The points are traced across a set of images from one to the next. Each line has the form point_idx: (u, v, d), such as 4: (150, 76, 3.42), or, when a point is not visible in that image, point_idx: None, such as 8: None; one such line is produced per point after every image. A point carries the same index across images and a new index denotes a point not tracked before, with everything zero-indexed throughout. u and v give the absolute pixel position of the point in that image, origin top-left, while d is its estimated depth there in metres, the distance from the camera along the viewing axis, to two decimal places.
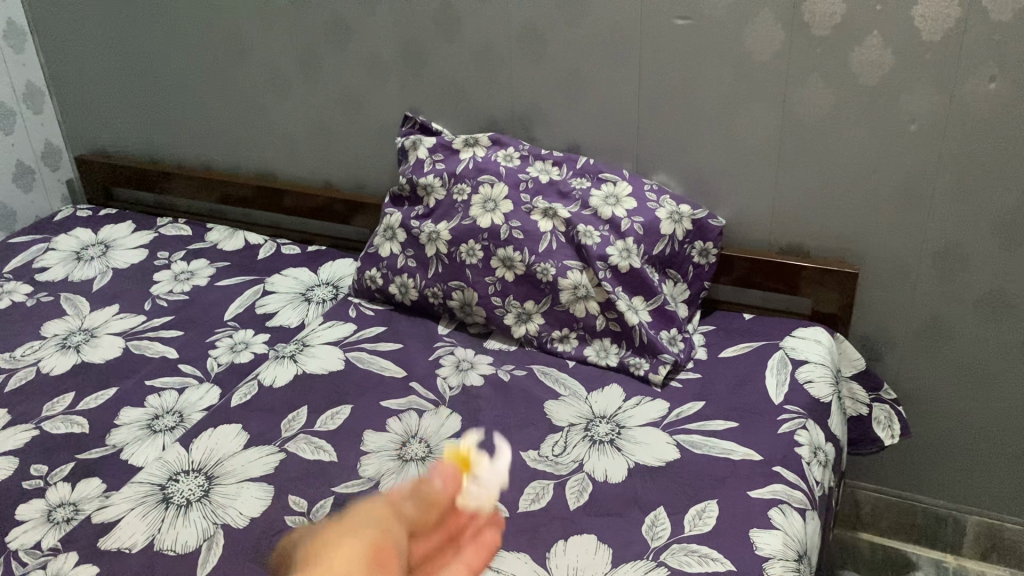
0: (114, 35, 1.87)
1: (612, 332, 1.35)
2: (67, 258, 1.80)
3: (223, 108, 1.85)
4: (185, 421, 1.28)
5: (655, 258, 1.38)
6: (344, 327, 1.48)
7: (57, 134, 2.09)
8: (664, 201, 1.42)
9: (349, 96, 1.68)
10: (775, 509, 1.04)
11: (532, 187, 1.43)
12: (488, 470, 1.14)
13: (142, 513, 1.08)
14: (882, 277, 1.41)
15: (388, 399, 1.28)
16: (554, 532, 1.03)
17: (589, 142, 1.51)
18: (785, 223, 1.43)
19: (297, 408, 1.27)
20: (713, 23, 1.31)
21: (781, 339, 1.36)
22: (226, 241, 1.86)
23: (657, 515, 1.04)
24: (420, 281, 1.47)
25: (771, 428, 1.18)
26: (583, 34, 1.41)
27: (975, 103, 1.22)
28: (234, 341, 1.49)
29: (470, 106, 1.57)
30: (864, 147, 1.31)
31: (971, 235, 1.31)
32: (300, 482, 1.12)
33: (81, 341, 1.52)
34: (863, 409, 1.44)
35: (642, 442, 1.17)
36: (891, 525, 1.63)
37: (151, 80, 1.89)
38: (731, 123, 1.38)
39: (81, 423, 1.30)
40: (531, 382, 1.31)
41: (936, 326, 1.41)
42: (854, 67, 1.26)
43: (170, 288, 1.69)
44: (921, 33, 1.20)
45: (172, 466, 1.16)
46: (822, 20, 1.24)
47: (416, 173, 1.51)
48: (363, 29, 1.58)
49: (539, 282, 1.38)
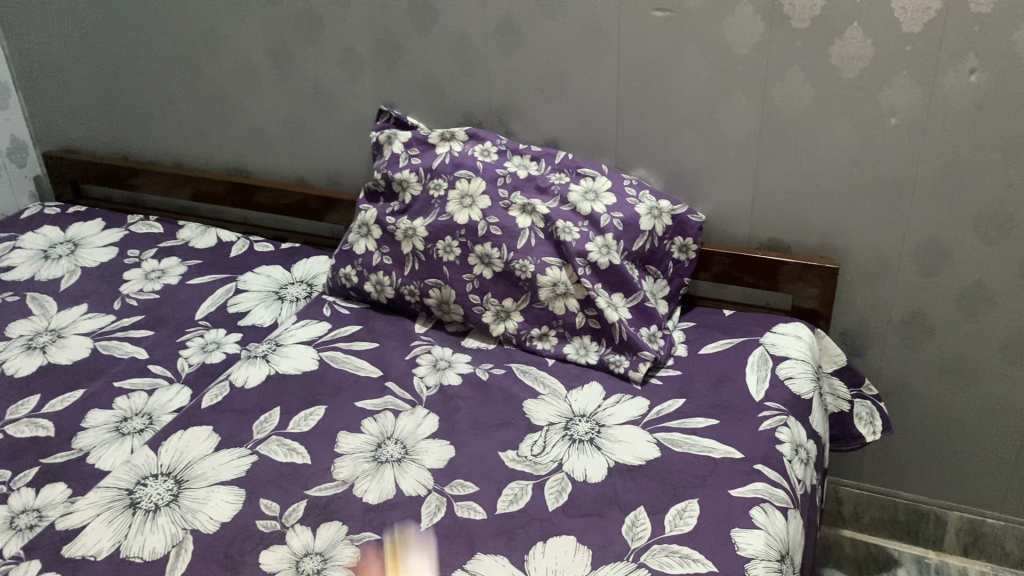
0: (81, 28, 1.83)
1: (592, 329, 1.33)
2: (34, 257, 1.75)
3: (193, 103, 1.81)
4: (155, 423, 1.25)
5: (635, 254, 1.36)
6: (319, 325, 1.45)
7: (24, 129, 2.04)
8: (644, 196, 1.40)
9: (322, 90, 1.65)
10: (756, 508, 1.03)
11: (510, 182, 1.40)
12: (466, 471, 1.11)
13: (109, 519, 1.04)
14: (863, 273, 1.40)
15: (363, 399, 1.26)
16: (533, 534, 1.00)
17: (567, 137, 1.49)
18: (765, 218, 1.41)
19: (270, 409, 1.24)
20: (692, 15, 1.29)
21: (762, 335, 1.34)
22: (198, 239, 1.82)
23: (638, 516, 1.02)
24: (396, 279, 1.44)
25: (753, 425, 1.16)
26: (560, 26, 1.38)
27: (955, 96, 1.21)
28: (205, 341, 1.46)
29: (447, 100, 1.55)
30: (845, 141, 1.29)
31: (952, 230, 1.30)
32: (272, 485, 1.10)
33: (48, 342, 1.48)
34: (844, 405, 1.41)
35: (622, 441, 1.15)
36: (873, 521, 1.62)
37: (120, 74, 1.85)
38: (710, 117, 1.36)
39: (47, 426, 1.26)
40: (509, 381, 1.29)
41: (917, 321, 1.40)
42: (834, 60, 1.24)
43: (140, 287, 1.65)
44: (901, 25, 1.18)
45: (140, 470, 1.12)
46: (801, 11, 1.22)
47: (391, 168, 1.48)
48: (336, 21, 1.55)
49: (517, 279, 1.35)
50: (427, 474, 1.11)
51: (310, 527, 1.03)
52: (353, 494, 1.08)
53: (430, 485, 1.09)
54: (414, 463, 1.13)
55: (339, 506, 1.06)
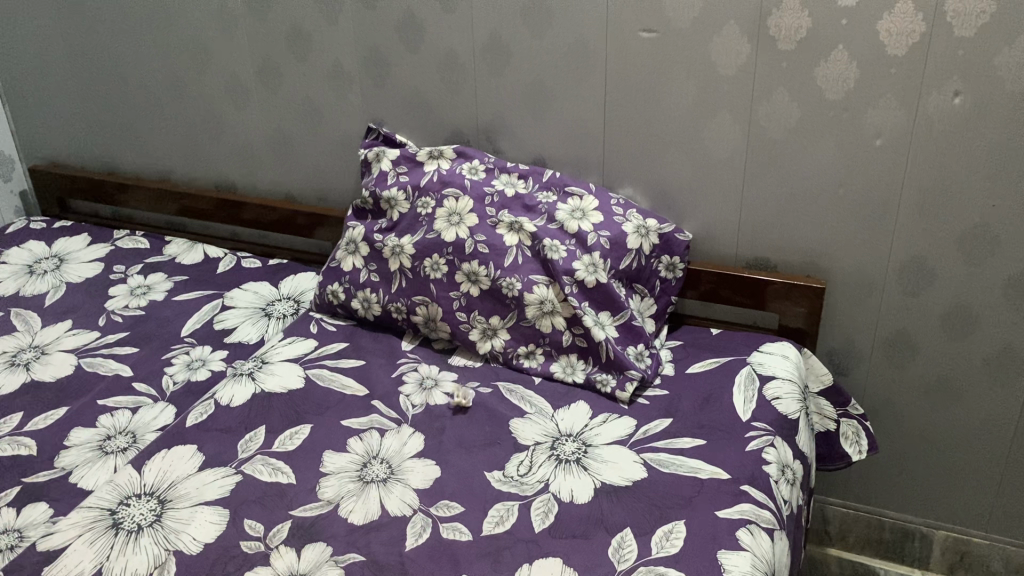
0: (68, 42, 1.82)
1: (578, 348, 1.33)
2: (19, 272, 1.74)
3: (181, 118, 1.80)
4: (139, 442, 1.24)
5: (621, 273, 1.36)
6: (305, 343, 1.44)
7: (10, 144, 2.03)
8: (631, 215, 1.41)
9: (310, 107, 1.65)
10: (742, 530, 1.02)
11: (498, 201, 1.41)
12: (452, 491, 1.11)
13: (91, 540, 1.03)
14: (848, 293, 1.40)
15: (349, 418, 1.25)
16: (519, 555, 1.00)
17: (555, 155, 1.49)
18: (751, 238, 1.42)
19: (255, 427, 1.23)
20: (679, 36, 1.30)
21: (748, 355, 1.34)
22: (184, 254, 1.82)
23: (625, 537, 1.02)
24: (384, 296, 1.43)
25: (739, 446, 1.16)
26: (548, 46, 1.39)
27: (939, 118, 1.22)
28: (190, 358, 1.45)
29: (435, 118, 1.55)
30: (830, 162, 1.30)
31: (936, 251, 1.31)
32: (257, 504, 1.09)
33: (31, 358, 1.46)
34: (830, 425, 1.41)
35: (609, 461, 1.15)
36: (859, 540, 1.63)
37: (108, 89, 1.85)
38: (696, 137, 1.37)
39: (29, 444, 1.25)
40: (495, 400, 1.29)
41: (901, 341, 1.41)
42: (820, 81, 1.25)
43: (126, 303, 1.64)
44: (886, 48, 1.19)
45: (123, 489, 1.11)
46: (787, 34, 1.23)
47: (379, 186, 1.49)
48: (325, 38, 1.55)
49: (503, 297, 1.35)
50: (413, 495, 1.10)
51: (295, 547, 1.02)
52: (338, 514, 1.07)
53: (416, 505, 1.08)
54: (400, 483, 1.12)
55: (323, 526, 1.05)
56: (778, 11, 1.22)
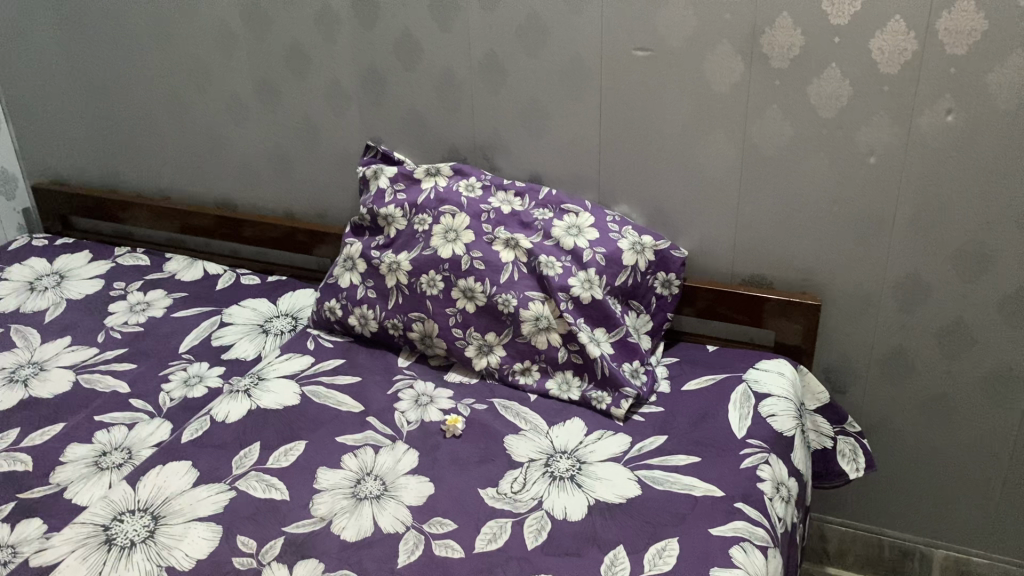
0: (70, 61, 1.84)
1: (574, 364, 1.33)
2: (19, 289, 1.75)
3: (181, 136, 1.82)
4: (134, 458, 1.24)
5: (617, 289, 1.36)
6: (302, 359, 1.44)
7: (13, 162, 2.04)
8: (627, 231, 1.41)
9: (309, 125, 1.66)
10: (736, 548, 1.02)
11: (494, 218, 1.42)
12: (445, 507, 1.11)
13: (83, 556, 1.03)
14: (844, 310, 1.40)
15: (344, 435, 1.25)
16: (511, 572, 1.00)
17: (552, 172, 1.49)
18: (747, 256, 1.42)
19: (250, 443, 1.23)
20: (673, 55, 1.30)
21: (744, 372, 1.34)
22: (184, 272, 1.83)
23: (617, 555, 1.01)
24: (380, 312, 1.44)
25: (734, 463, 1.16)
26: (543, 64, 1.40)
27: (932, 136, 1.22)
28: (188, 374, 1.45)
29: (432, 135, 1.56)
30: (824, 180, 1.30)
31: (932, 268, 1.31)
32: (250, 521, 1.09)
33: (30, 375, 1.47)
34: (827, 442, 1.40)
35: (604, 479, 1.14)
36: (858, 559, 1.62)
37: (110, 107, 1.86)
38: (691, 155, 1.37)
39: (25, 460, 1.25)
40: (490, 416, 1.29)
41: (898, 359, 1.40)
42: (813, 100, 1.26)
43: (125, 319, 1.65)
44: (879, 66, 1.20)
45: (116, 505, 1.11)
46: (779, 52, 1.24)
47: (377, 203, 1.49)
48: (323, 56, 1.57)
49: (499, 313, 1.36)
50: (406, 512, 1.10)
51: (286, 565, 1.02)
52: (330, 531, 1.07)
53: (409, 522, 1.08)
54: (393, 499, 1.12)
55: (316, 543, 1.05)
56: (770, 30, 1.23)
